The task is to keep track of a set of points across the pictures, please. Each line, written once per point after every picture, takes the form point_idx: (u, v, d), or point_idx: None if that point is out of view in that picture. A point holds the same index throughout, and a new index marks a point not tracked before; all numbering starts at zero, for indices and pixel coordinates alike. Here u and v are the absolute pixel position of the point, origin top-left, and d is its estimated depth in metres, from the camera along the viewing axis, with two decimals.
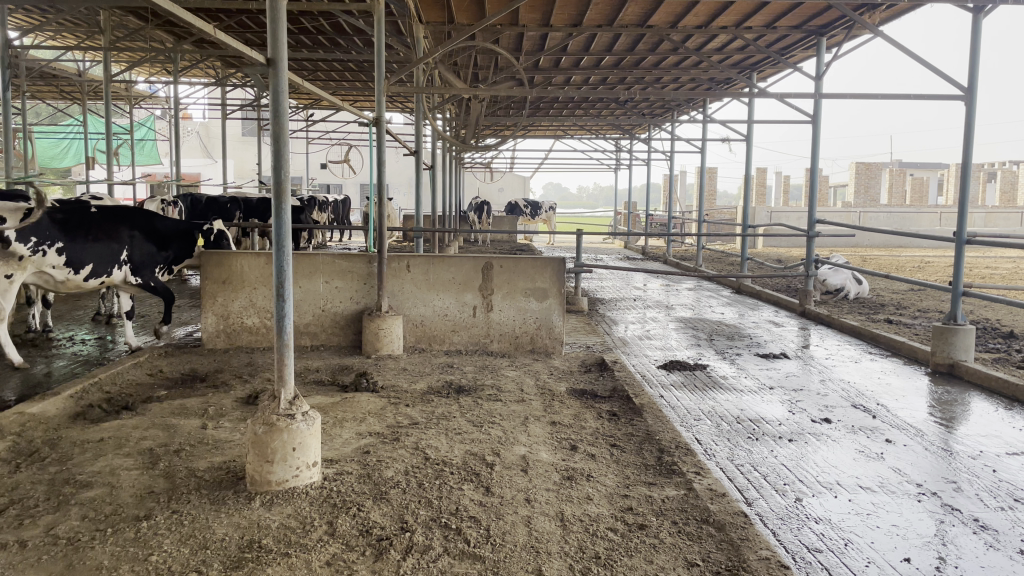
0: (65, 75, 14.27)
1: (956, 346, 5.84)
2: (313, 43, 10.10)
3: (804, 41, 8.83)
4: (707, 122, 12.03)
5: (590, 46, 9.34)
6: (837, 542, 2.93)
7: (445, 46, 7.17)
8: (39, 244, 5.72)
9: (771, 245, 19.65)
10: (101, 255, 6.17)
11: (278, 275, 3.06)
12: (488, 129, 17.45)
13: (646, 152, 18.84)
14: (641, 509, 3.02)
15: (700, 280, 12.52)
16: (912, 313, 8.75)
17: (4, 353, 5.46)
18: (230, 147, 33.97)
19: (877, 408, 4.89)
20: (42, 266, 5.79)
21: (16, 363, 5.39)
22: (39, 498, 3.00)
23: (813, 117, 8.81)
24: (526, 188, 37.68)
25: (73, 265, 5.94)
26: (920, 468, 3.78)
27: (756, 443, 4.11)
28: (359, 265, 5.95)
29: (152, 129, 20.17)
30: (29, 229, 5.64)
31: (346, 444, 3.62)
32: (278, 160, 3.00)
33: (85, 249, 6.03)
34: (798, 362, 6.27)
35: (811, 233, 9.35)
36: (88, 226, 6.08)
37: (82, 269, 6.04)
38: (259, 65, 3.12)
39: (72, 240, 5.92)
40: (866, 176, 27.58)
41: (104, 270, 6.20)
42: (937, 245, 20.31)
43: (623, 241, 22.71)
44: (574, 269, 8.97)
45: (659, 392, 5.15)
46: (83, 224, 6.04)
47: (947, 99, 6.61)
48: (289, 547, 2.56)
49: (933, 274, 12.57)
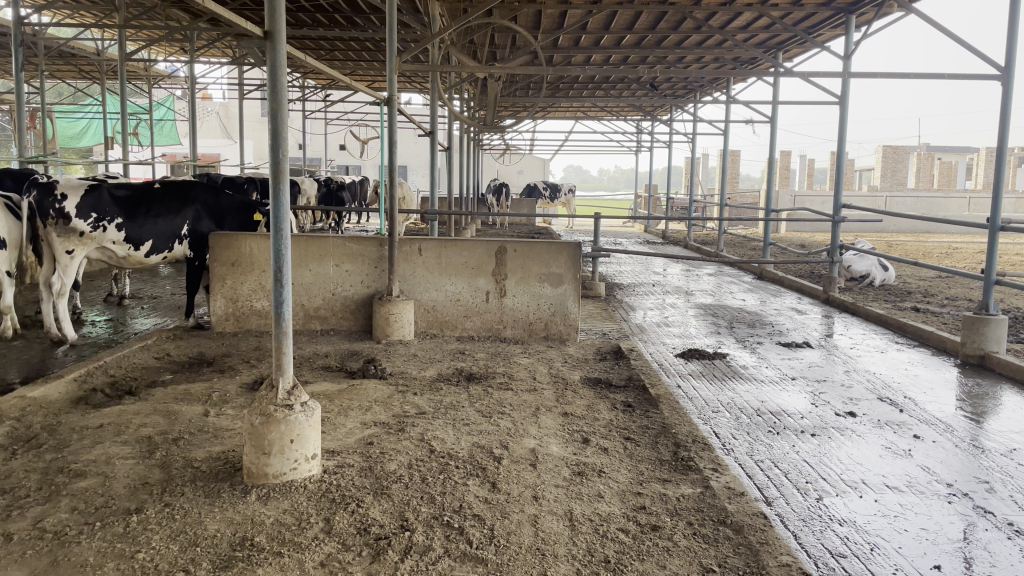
0: (83, 53, 14.12)
1: (988, 338, 5.61)
2: (329, 22, 9.97)
3: (832, 20, 8.56)
4: (731, 102, 11.73)
5: (610, 26, 9.10)
6: (863, 547, 2.76)
7: (461, 21, 6.94)
8: (99, 220, 5.88)
9: (795, 229, 19.40)
10: (163, 232, 6.24)
11: (276, 262, 2.93)
12: (507, 109, 17.22)
13: (667, 134, 18.58)
14: (654, 509, 2.87)
15: (721, 265, 12.30)
16: (940, 301, 8.50)
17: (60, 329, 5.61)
18: (250, 127, 33.98)
19: (904, 401, 4.69)
20: (102, 242, 5.97)
21: (69, 339, 5.55)
22: (31, 487, 2.90)
23: (840, 98, 8.51)
24: (545, 170, 37.46)
25: (132, 242, 6.09)
26: (951, 467, 3.60)
27: (777, 437, 3.95)
28: (370, 248, 5.82)
29: (171, 109, 20.06)
30: (89, 206, 5.81)
31: (349, 434, 3.50)
32: (276, 140, 2.86)
33: (145, 226, 6.14)
34: (822, 352, 6.08)
35: (836, 218, 8.97)
36: (149, 204, 6.17)
37: (143, 245, 6.17)
38: (258, 39, 2.97)
39: (131, 217, 6.06)
40: (894, 160, 27.13)
41: (165, 247, 6.28)
42: (966, 231, 19.93)
43: (643, 224, 22.50)
44: (590, 254, 8.75)
45: (677, 382, 4.99)
46: (144, 202, 6.14)
47: (983, 78, 6.34)
48: (282, 546, 2.44)
49: (961, 260, 12.28)
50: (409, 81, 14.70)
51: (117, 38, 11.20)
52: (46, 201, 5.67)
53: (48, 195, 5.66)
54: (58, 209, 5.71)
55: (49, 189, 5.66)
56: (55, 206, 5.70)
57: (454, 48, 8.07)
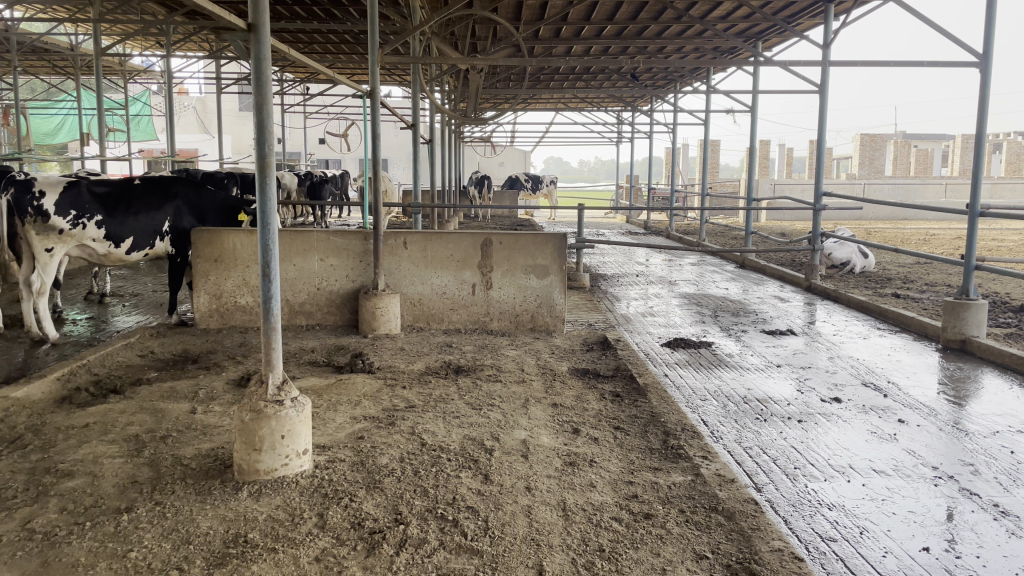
0: (57, 49, 13.89)
1: (969, 322, 5.68)
2: (307, 15, 9.89)
3: (811, 10, 8.62)
4: (711, 92, 11.76)
5: (591, 16, 9.10)
6: (852, 530, 2.80)
7: (442, 13, 6.90)
8: (78, 218, 5.81)
9: (775, 218, 19.55)
10: (143, 229, 6.17)
11: (263, 256, 2.90)
12: (488, 101, 17.19)
13: (647, 124, 18.63)
14: (647, 497, 2.89)
15: (704, 255, 12.35)
16: (920, 287, 8.60)
17: (41, 328, 5.54)
18: (229, 122, 33.68)
19: (888, 386, 4.75)
20: (82, 240, 5.90)
21: (51, 338, 5.48)
22: (18, 488, 2.86)
23: (820, 86, 8.56)
24: (526, 161, 37.48)
25: (112, 239, 6.01)
26: (936, 450, 3.64)
27: (765, 424, 3.98)
28: (355, 242, 5.79)
29: (148, 104, 19.82)
30: (68, 203, 5.74)
31: (339, 429, 3.49)
32: (262, 134, 2.84)
33: (126, 223, 6.07)
34: (805, 339, 6.13)
35: (817, 206, 9.02)
36: (129, 200, 6.10)
37: (124, 242, 6.10)
38: (242, 32, 2.94)
39: (111, 214, 5.98)
40: (871, 148, 27.36)
41: (146, 244, 6.21)
42: (943, 217, 20.17)
43: (625, 214, 22.54)
44: (574, 245, 8.75)
45: (664, 370, 5.01)
46: (124, 198, 6.07)
47: (960, 65, 6.40)
48: (277, 542, 2.43)
49: (939, 246, 12.43)
50: (388, 73, 14.61)
51: (91, 34, 11.03)
52: (25, 198, 5.61)
53: (26, 193, 5.60)
54: (37, 206, 5.65)
55: (27, 187, 5.60)
56: (33, 203, 5.63)
57: (435, 41, 8.02)
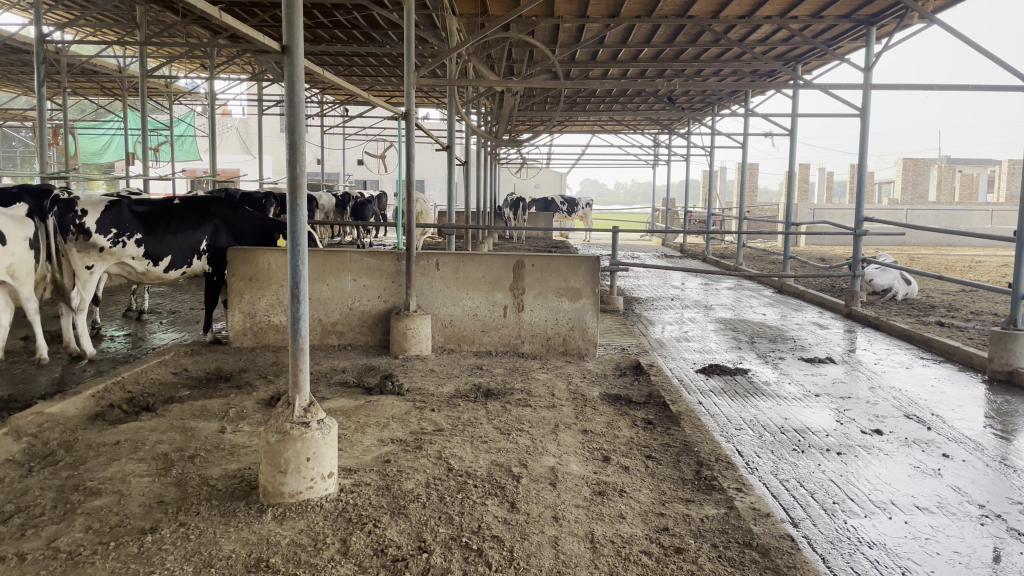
0: (105, 71, 14.26)
1: (1016, 353, 5.49)
2: (347, 38, 10.03)
3: (852, 32, 8.50)
4: (750, 115, 11.66)
5: (628, 38, 9.08)
6: (894, 571, 2.67)
7: (478, 35, 6.91)
8: (118, 236, 5.94)
9: (814, 242, 19.25)
10: (181, 248, 6.23)
11: (293, 277, 2.89)
12: (525, 124, 17.27)
13: (684, 148, 18.54)
14: (678, 530, 2.80)
15: (741, 280, 12.18)
16: (965, 315, 8.36)
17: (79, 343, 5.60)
18: (270, 143, 34.26)
19: (932, 419, 4.58)
20: (122, 258, 6.02)
21: (89, 354, 5.53)
22: (47, 505, 2.87)
23: (862, 110, 8.42)
24: (561, 184, 37.53)
25: (151, 257, 6.10)
26: (982, 487, 3.50)
27: (802, 456, 3.86)
28: (387, 263, 5.79)
29: (192, 125, 20.21)
30: (109, 221, 5.88)
31: (366, 452, 3.45)
32: (294, 154, 2.84)
33: (164, 241, 6.14)
34: (845, 367, 5.97)
35: (859, 230, 8.82)
36: (168, 219, 6.19)
37: (162, 260, 6.17)
38: (277, 54, 2.96)
39: (151, 233, 6.07)
40: (914, 172, 26.87)
41: (183, 262, 6.25)
42: (989, 243, 19.69)
43: (661, 237, 22.38)
44: (608, 268, 8.66)
45: (698, 398, 4.90)
46: (163, 218, 6.16)
47: (1007, 88, 6.25)
48: (298, 568, 2.39)
49: (985, 273, 12.11)
50: (427, 95, 14.75)
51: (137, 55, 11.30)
52: (67, 217, 5.77)
53: (68, 211, 5.76)
54: (78, 224, 5.80)
55: (70, 206, 5.77)
56: (76, 220, 5.78)
57: (472, 64, 8.07)
